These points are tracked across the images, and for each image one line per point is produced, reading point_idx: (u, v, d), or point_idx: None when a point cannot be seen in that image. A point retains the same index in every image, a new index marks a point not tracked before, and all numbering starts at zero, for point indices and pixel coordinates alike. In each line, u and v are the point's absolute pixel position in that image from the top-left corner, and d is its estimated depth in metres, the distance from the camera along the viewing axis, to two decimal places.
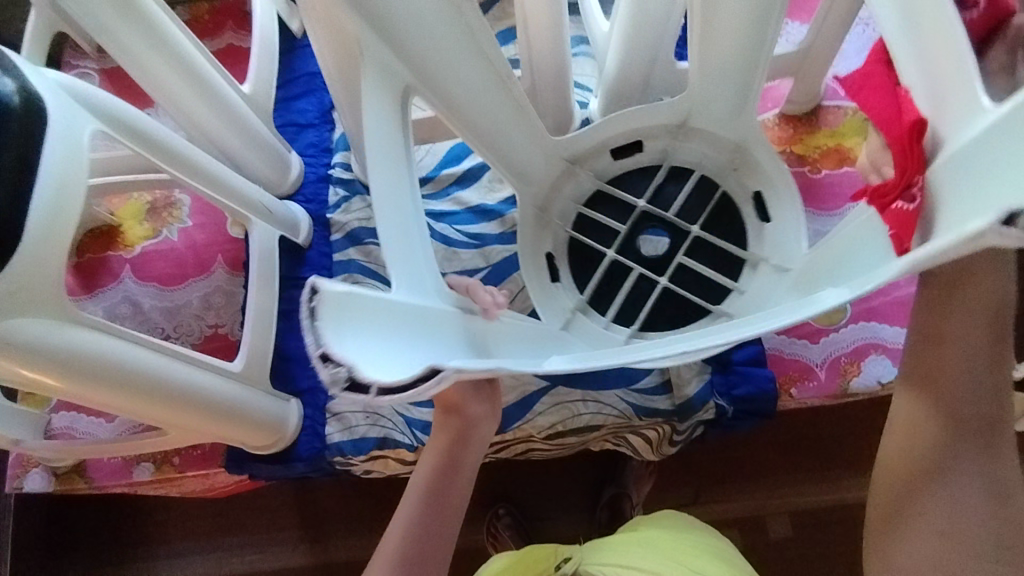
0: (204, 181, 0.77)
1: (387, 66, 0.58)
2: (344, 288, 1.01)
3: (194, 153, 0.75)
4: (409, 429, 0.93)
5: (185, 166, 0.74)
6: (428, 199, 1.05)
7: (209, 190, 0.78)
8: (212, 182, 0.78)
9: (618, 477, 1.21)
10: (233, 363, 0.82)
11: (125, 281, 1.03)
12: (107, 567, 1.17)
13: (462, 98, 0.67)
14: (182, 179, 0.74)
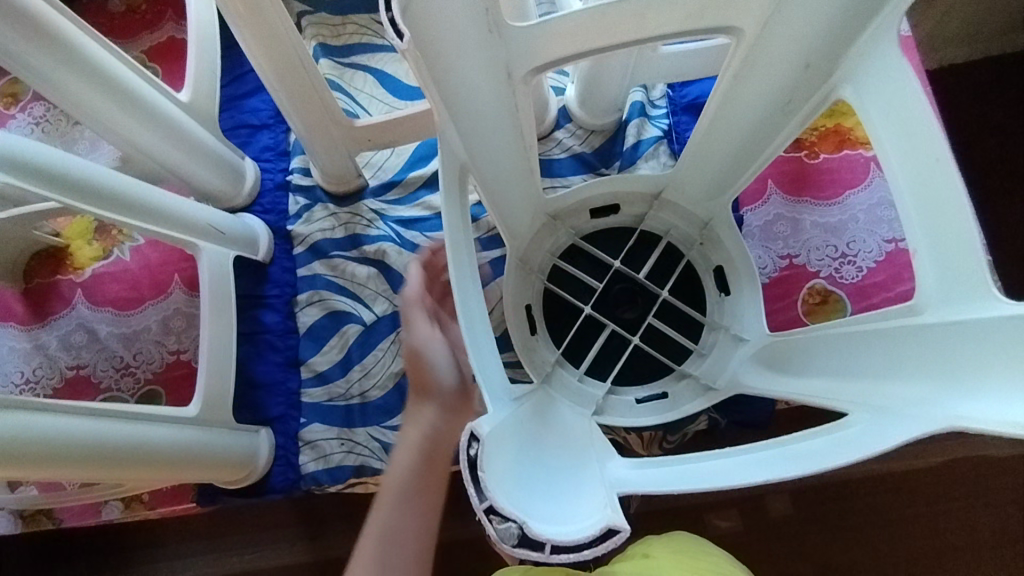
0: (124, 211, 0.70)
1: (450, 146, 0.56)
2: (311, 306, 0.95)
3: (110, 182, 0.68)
4: (385, 455, 0.88)
5: (98, 197, 0.67)
6: (396, 204, 0.97)
7: (144, 222, 0.72)
8: (147, 214, 0.72)
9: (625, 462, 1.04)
10: (189, 407, 0.76)
11: (77, 307, 0.96)
12: None
13: (491, 164, 0.68)
14: (97, 212, 0.67)
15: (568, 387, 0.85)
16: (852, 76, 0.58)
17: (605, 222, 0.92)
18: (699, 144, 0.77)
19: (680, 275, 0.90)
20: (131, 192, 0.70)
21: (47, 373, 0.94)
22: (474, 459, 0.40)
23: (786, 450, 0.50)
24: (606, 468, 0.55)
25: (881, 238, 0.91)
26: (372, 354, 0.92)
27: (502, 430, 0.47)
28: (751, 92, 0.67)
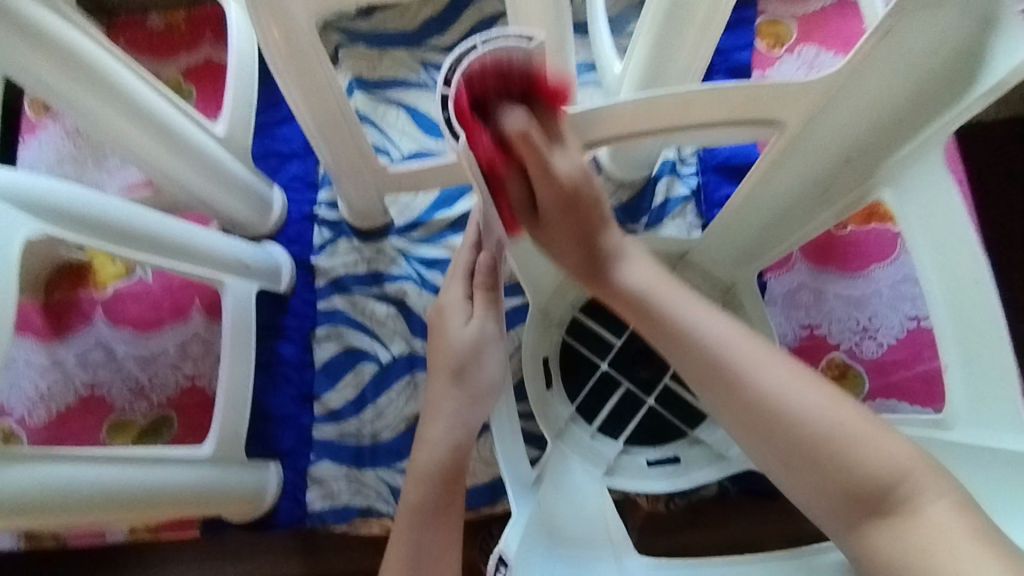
0: (149, 249, 0.70)
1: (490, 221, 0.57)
2: (328, 341, 0.95)
3: (138, 222, 0.68)
4: (393, 499, 0.89)
5: (125, 237, 0.67)
6: (420, 244, 0.97)
7: (173, 261, 0.74)
8: (175, 253, 0.73)
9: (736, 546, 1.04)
10: (203, 446, 0.76)
11: (96, 324, 0.97)
12: None
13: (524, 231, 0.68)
14: (123, 251, 0.68)
15: (580, 446, 0.84)
16: (895, 179, 0.58)
17: None
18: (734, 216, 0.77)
19: None
20: (157, 229, 0.70)
21: (61, 390, 0.94)
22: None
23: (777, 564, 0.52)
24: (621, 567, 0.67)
25: (904, 314, 0.92)
26: (386, 395, 0.92)
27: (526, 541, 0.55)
28: (786, 177, 0.67)
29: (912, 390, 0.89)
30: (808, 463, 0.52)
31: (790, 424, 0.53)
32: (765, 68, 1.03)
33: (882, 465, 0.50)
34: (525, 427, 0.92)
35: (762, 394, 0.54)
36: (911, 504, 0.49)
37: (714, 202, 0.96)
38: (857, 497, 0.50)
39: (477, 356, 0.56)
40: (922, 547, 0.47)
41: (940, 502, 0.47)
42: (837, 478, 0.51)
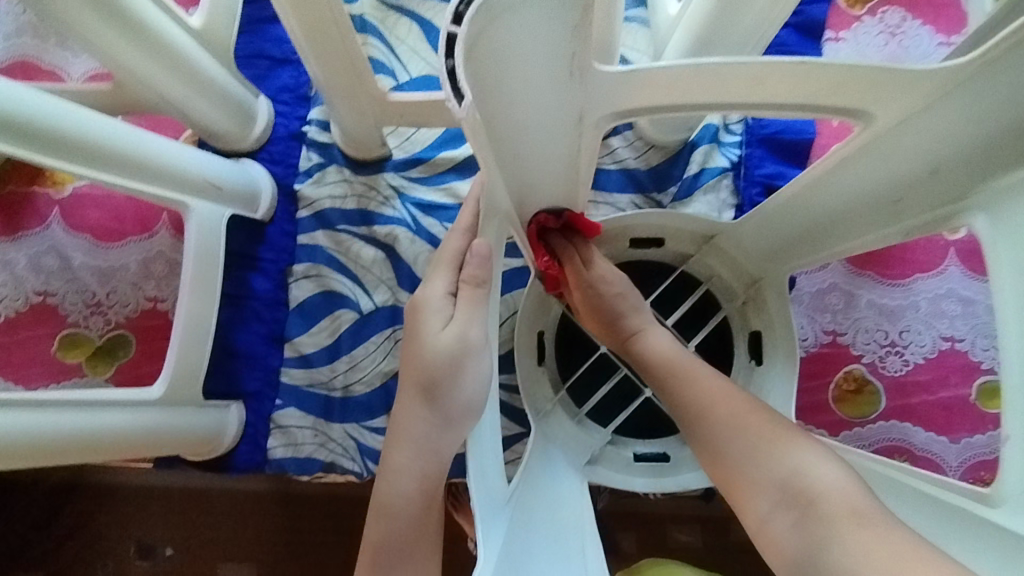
0: (93, 161, 0.60)
1: (494, 196, 0.46)
2: (306, 279, 0.86)
3: (81, 130, 0.58)
4: (360, 457, 0.83)
5: (63, 148, 0.57)
6: (418, 184, 0.87)
7: (124, 178, 0.63)
8: (125, 169, 0.63)
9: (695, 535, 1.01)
10: (153, 386, 0.69)
11: (52, 227, 0.87)
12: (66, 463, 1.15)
13: (534, 201, 0.58)
14: (60, 163, 0.57)
15: (565, 431, 0.78)
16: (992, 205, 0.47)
17: (645, 254, 0.83)
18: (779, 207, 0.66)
19: (709, 329, 0.82)
20: (103, 140, 0.60)
21: (10, 294, 0.86)
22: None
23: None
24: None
25: (938, 334, 0.83)
26: (363, 347, 0.84)
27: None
28: (836, 188, 0.58)
29: (929, 416, 0.82)
30: (738, 469, 0.55)
31: (728, 436, 0.57)
32: (841, 29, 0.88)
33: (786, 468, 0.52)
34: (508, 399, 0.85)
35: (701, 409, 0.60)
36: (809, 495, 0.49)
37: (753, 180, 0.84)
38: (774, 493, 0.51)
39: (457, 365, 0.45)
40: (815, 540, 0.46)
41: (863, 509, 0.46)
42: (756, 480, 0.53)
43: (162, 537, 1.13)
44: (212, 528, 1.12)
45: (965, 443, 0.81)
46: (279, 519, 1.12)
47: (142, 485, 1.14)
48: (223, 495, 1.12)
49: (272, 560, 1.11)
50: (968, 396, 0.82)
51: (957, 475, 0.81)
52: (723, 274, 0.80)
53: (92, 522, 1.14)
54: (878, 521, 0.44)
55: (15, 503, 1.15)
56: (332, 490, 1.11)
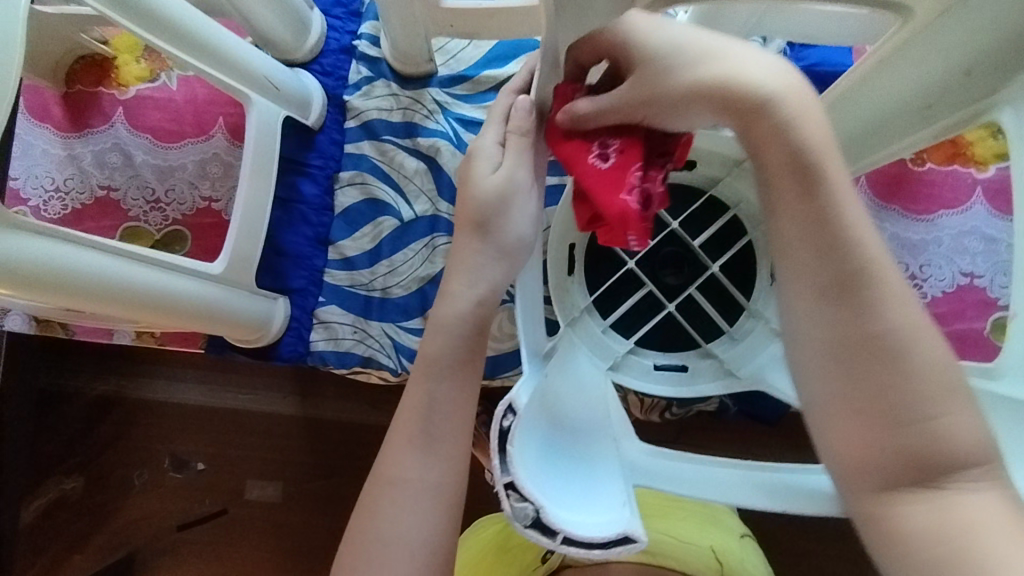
0: (178, 42, 0.65)
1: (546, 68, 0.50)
2: (351, 187, 0.91)
3: (169, 7, 0.62)
4: (395, 354, 0.88)
5: (152, 23, 0.61)
6: (461, 101, 0.90)
7: (197, 61, 0.68)
8: (200, 51, 0.67)
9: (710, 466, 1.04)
10: (213, 263, 0.75)
11: (116, 126, 0.93)
12: (108, 374, 1.22)
13: None
14: (147, 36, 0.62)
15: (590, 336, 0.82)
16: None
17: (678, 177, 0.86)
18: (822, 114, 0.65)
19: (735, 251, 0.86)
20: (190, 24, 0.65)
21: (78, 187, 0.92)
22: (506, 432, 0.40)
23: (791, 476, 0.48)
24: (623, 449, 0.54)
25: (957, 269, 0.86)
26: (402, 252, 0.89)
27: (532, 404, 0.45)
28: (876, 95, 0.59)
29: None
30: (821, 299, 0.42)
31: (830, 252, 0.42)
32: None
33: (876, 322, 0.41)
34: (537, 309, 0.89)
35: (834, 243, 0.42)
36: (894, 350, 0.41)
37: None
38: (852, 343, 0.41)
39: (503, 217, 0.50)
40: (917, 426, 0.40)
41: (950, 387, 0.40)
42: (836, 317, 0.42)
43: (196, 451, 1.20)
44: (245, 445, 1.20)
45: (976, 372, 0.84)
46: (308, 440, 1.19)
47: (177, 401, 1.21)
48: (256, 415, 1.19)
49: (300, 477, 1.19)
50: (983, 329, 0.85)
51: None
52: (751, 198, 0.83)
53: (135, 426, 1.21)
54: (960, 409, 0.40)
55: (56, 410, 1.22)
56: (356, 417, 1.17)
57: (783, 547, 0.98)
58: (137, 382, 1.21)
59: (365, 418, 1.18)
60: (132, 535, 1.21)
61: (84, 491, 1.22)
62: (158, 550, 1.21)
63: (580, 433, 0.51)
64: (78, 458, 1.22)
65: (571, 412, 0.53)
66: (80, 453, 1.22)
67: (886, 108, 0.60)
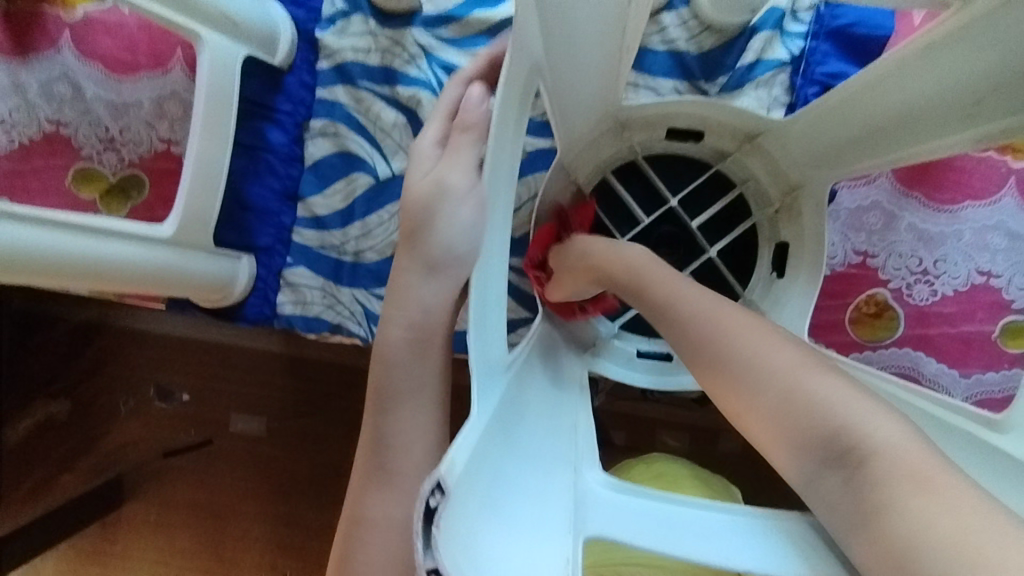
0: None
1: (526, 40, 0.42)
2: (323, 137, 0.83)
3: None
4: (366, 322, 0.83)
5: None
6: (447, 45, 0.80)
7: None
8: None
9: (696, 445, 1.00)
10: (163, 225, 0.69)
11: (62, 51, 0.82)
12: (89, 301, 1.18)
13: (570, 63, 0.53)
14: None
15: (571, 319, 0.77)
16: None
17: (683, 149, 0.78)
18: (837, 106, 0.59)
19: (736, 234, 0.79)
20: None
21: (22, 120, 0.81)
22: (432, 515, 0.32)
23: (744, 521, 0.46)
24: (579, 480, 0.50)
25: (974, 266, 0.79)
26: (377, 214, 0.82)
27: (482, 445, 0.39)
28: (914, 84, 0.52)
29: (945, 348, 0.80)
30: (771, 417, 0.47)
31: (744, 368, 0.49)
32: None
33: (825, 416, 0.45)
34: (520, 283, 0.83)
35: (748, 359, 0.49)
36: (857, 454, 0.43)
37: (812, 78, 0.77)
38: (817, 449, 0.45)
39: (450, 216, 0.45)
40: (874, 508, 0.41)
41: (931, 475, 0.40)
42: (789, 434, 0.46)
43: (180, 382, 1.17)
44: (229, 379, 1.16)
45: (975, 379, 0.79)
46: (289, 377, 1.15)
47: (161, 332, 1.17)
48: (240, 351, 1.15)
49: (277, 415, 1.15)
50: (990, 333, 0.79)
51: None
52: (761, 177, 0.75)
53: (114, 358, 1.18)
54: (945, 487, 0.39)
55: (40, 335, 1.19)
56: (336, 363, 1.14)
57: None
58: (118, 309, 1.17)
59: (344, 365, 1.14)
60: (119, 458, 1.18)
61: (70, 413, 1.18)
62: (145, 474, 1.17)
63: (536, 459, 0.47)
64: (56, 389, 1.18)
65: (532, 438, 0.49)
66: (56, 385, 1.18)
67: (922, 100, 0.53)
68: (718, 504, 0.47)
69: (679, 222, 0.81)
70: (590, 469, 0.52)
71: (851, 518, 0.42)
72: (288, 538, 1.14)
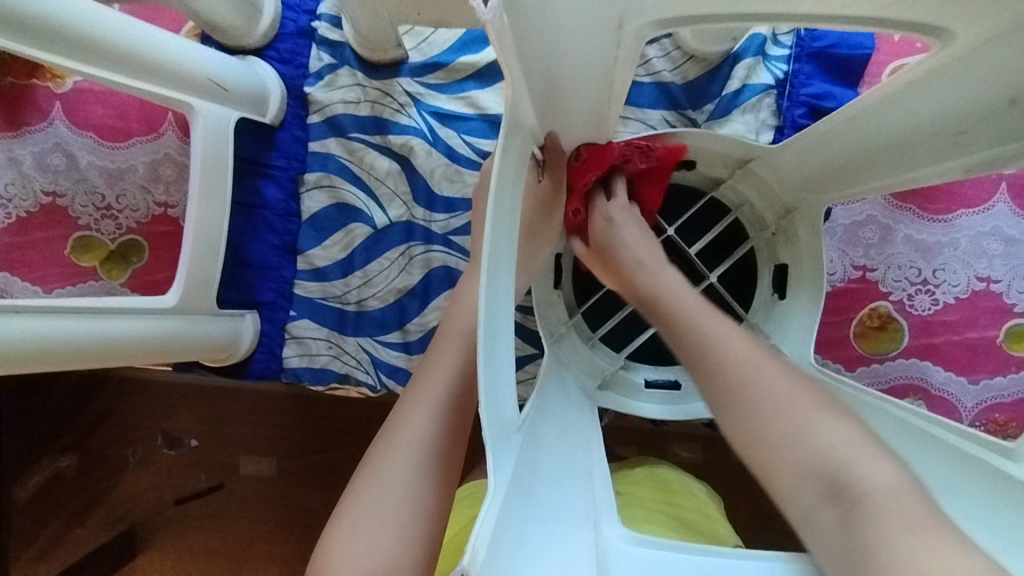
0: (81, 52, 0.57)
1: (519, 111, 0.43)
2: (318, 190, 0.83)
3: (55, 14, 0.54)
4: (373, 370, 0.83)
5: (39, 36, 0.54)
6: (435, 91, 0.81)
7: (105, 70, 0.60)
8: (105, 59, 0.59)
9: (711, 462, 1.00)
10: (166, 295, 0.69)
11: (55, 123, 0.83)
12: None
13: (560, 116, 0.53)
14: (39, 53, 0.55)
15: (578, 354, 0.77)
16: None
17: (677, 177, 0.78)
18: (824, 135, 0.60)
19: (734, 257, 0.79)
20: (92, 30, 0.57)
21: (19, 194, 0.81)
22: None
23: (771, 565, 0.50)
24: (599, 537, 0.52)
25: (973, 273, 0.80)
26: (377, 262, 0.83)
27: (506, 521, 0.39)
28: (899, 114, 0.53)
29: (951, 355, 0.80)
30: (780, 443, 0.51)
31: (752, 400, 0.53)
32: None
33: (828, 456, 0.49)
34: (523, 320, 0.83)
35: (743, 367, 0.55)
36: (855, 493, 0.47)
37: (798, 99, 0.78)
38: (817, 484, 0.49)
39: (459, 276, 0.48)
40: (864, 535, 0.45)
41: (921, 521, 0.44)
42: (794, 466, 0.50)
43: (188, 429, 1.16)
44: (236, 424, 1.15)
45: (983, 384, 0.80)
46: (298, 418, 1.15)
47: (164, 380, 1.16)
48: (246, 394, 1.15)
49: (287, 457, 1.15)
50: (995, 338, 0.80)
51: (971, 416, 0.80)
52: (754, 202, 0.75)
53: (120, 410, 1.17)
54: (937, 529, 0.43)
55: (41, 392, 1.16)
56: (345, 403, 1.14)
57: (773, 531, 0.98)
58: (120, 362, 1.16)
59: (353, 404, 1.14)
60: (132, 509, 1.17)
61: (79, 468, 1.17)
62: (158, 523, 1.16)
63: (555, 520, 0.47)
64: (61, 447, 1.16)
65: (551, 498, 0.49)
66: (62, 443, 1.16)
67: (908, 127, 0.54)
68: (744, 551, 0.51)
69: (675, 249, 0.82)
70: (609, 525, 0.53)
71: (844, 550, 0.46)
72: None
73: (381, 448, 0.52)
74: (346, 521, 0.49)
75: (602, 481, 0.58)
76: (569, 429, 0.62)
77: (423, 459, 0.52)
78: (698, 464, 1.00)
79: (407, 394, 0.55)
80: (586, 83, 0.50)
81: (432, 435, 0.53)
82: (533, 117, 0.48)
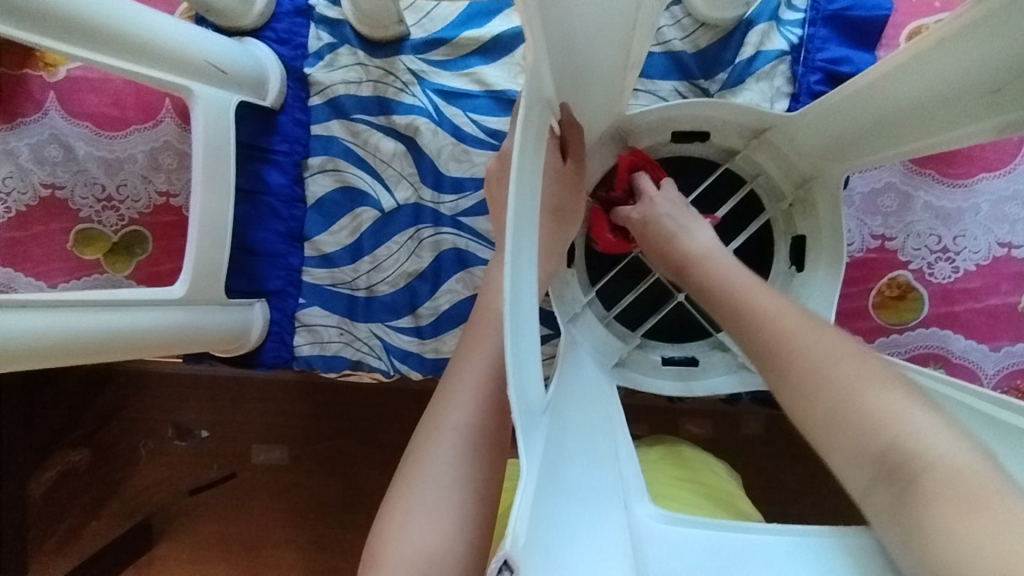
0: (75, 36, 0.55)
1: (538, 83, 0.41)
2: (323, 174, 0.81)
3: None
4: (386, 355, 0.82)
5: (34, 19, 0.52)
6: (439, 68, 0.79)
7: (104, 55, 0.58)
8: (103, 43, 0.57)
9: (728, 437, 0.99)
10: (174, 286, 0.68)
11: (50, 113, 0.81)
12: None
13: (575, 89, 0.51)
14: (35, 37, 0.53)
15: (593, 333, 0.76)
16: None
17: (690, 150, 0.76)
18: (850, 98, 0.58)
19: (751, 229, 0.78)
20: (85, 12, 0.55)
21: (17, 186, 0.80)
22: None
23: (804, 541, 0.49)
24: (631, 515, 0.51)
25: (994, 238, 0.78)
26: (386, 246, 0.81)
27: (539, 506, 0.38)
28: (930, 73, 0.50)
29: (972, 323, 0.79)
30: (826, 423, 0.48)
31: (802, 374, 0.50)
32: None
33: (882, 433, 0.45)
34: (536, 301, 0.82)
35: (787, 344, 0.52)
36: (911, 468, 0.43)
37: (814, 65, 0.75)
38: (868, 465, 0.46)
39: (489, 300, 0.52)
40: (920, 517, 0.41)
41: (987, 499, 0.39)
42: (842, 448, 0.47)
43: (198, 420, 1.16)
44: (247, 413, 1.15)
45: (1005, 351, 0.78)
46: (310, 405, 1.14)
47: (172, 372, 1.16)
48: (256, 383, 1.15)
49: (301, 444, 1.15)
50: (1017, 304, 0.78)
51: (993, 383, 0.79)
52: (772, 172, 0.73)
53: (130, 403, 1.17)
54: (1001, 510, 0.38)
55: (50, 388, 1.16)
56: (356, 388, 1.13)
57: (791, 504, 0.97)
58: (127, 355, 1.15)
59: (365, 390, 1.13)
60: (146, 501, 1.17)
61: (91, 463, 1.17)
62: (172, 515, 1.16)
63: (585, 502, 0.46)
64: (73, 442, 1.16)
65: (579, 480, 0.48)
66: (73, 438, 1.16)
67: (940, 87, 0.51)
68: (780, 527, 0.51)
69: None
70: (639, 503, 0.53)
71: (901, 535, 0.43)
72: (324, 563, 1.14)
73: (425, 433, 0.52)
74: (400, 505, 0.49)
75: (631, 461, 0.57)
76: (592, 410, 0.61)
77: (467, 442, 0.51)
78: (715, 439, 0.99)
79: (445, 379, 0.54)
80: (602, 53, 0.48)
81: (474, 418, 0.51)
82: (550, 89, 0.46)
